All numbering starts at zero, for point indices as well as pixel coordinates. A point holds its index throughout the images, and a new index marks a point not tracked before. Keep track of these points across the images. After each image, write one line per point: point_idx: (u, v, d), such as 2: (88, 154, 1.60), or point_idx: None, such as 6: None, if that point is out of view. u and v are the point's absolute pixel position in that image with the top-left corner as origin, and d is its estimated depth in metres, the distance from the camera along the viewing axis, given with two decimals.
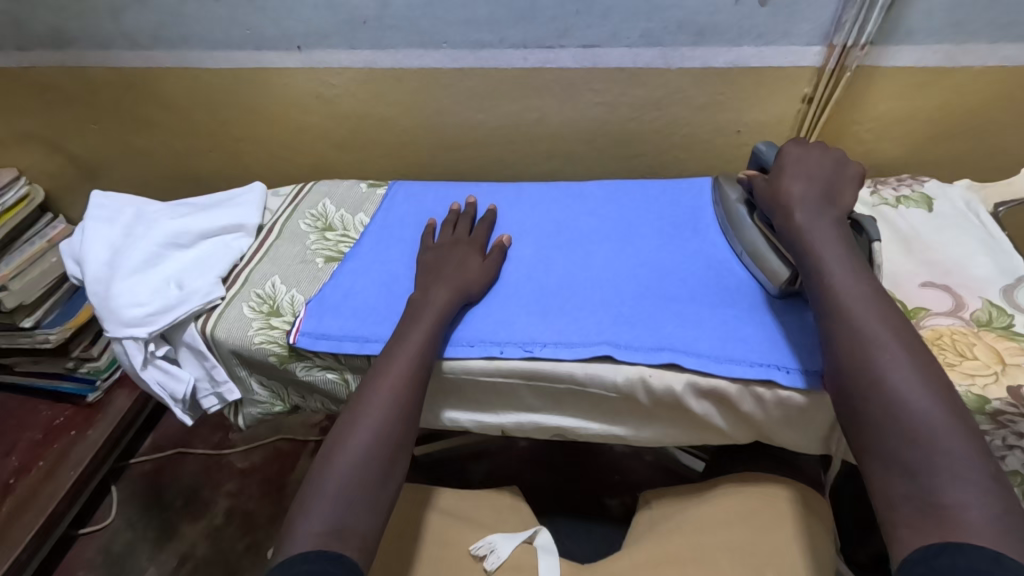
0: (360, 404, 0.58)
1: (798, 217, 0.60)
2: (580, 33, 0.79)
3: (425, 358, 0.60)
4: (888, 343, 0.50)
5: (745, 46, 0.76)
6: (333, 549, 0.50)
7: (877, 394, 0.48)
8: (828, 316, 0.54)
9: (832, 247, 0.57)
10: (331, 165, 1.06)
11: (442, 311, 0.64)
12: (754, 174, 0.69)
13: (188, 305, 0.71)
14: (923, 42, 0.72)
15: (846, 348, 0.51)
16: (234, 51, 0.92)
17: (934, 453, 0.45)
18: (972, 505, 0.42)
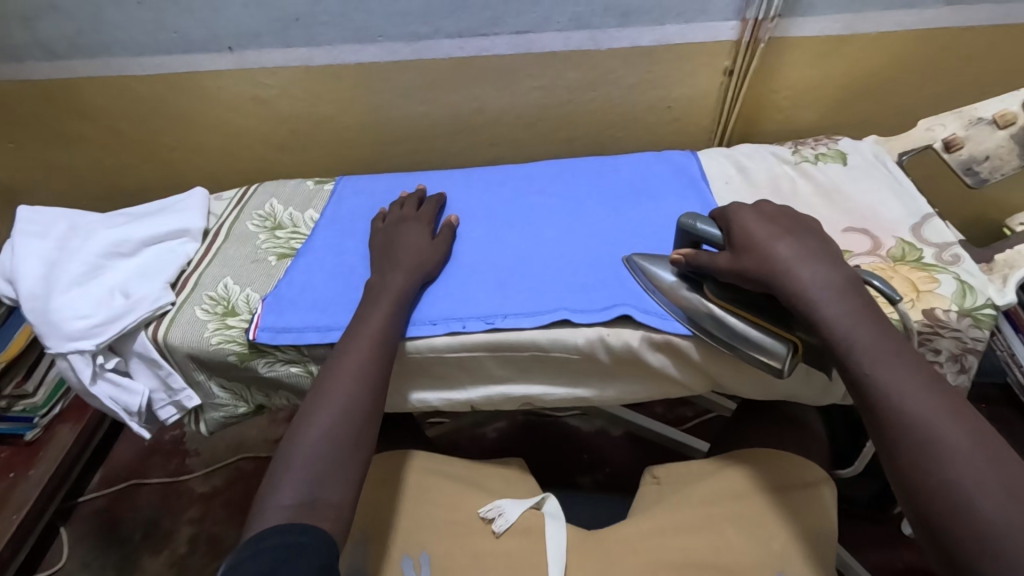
0: (324, 387, 0.59)
1: (803, 286, 0.54)
2: (512, 20, 0.81)
3: (388, 337, 0.62)
4: (953, 441, 0.45)
5: (668, 24, 0.80)
6: (307, 521, 0.52)
7: (953, 505, 0.44)
8: (873, 407, 0.49)
9: (851, 321, 0.52)
10: (272, 168, 1.04)
11: (400, 293, 0.65)
12: (697, 255, 0.61)
13: (136, 313, 0.69)
14: (824, 13, 0.79)
15: (902, 449, 0.47)
16: (160, 57, 0.89)
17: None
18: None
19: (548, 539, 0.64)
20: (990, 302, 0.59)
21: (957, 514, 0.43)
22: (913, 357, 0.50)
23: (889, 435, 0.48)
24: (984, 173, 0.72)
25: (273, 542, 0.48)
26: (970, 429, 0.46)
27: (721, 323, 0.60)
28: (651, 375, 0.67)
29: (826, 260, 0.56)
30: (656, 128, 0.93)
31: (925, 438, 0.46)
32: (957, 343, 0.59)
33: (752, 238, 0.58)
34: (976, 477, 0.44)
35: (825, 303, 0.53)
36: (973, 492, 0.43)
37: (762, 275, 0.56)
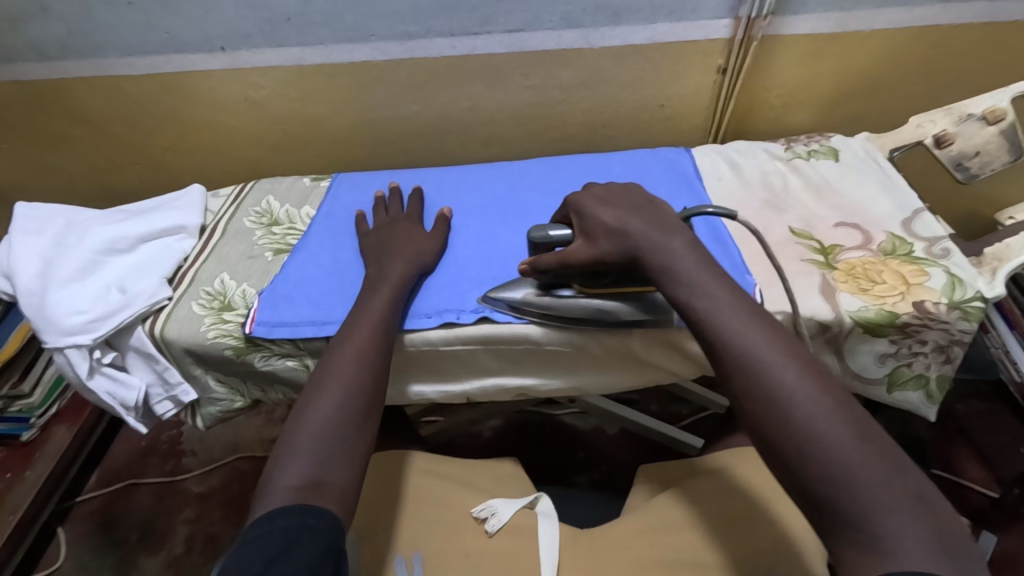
0: (326, 369, 0.59)
1: (650, 251, 0.56)
2: (504, 19, 0.82)
3: (388, 323, 0.63)
4: (783, 368, 0.47)
5: (660, 23, 0.81)
6: (313, 502, 0.50)
7: (789, 426, 0.45)
8: (718, 351, 0.50)
9: (693, 273, 0.53)
10: (266, 168, 1.05)
11: (400, 280, 0.66)
12: (551, 261, 0.62)
13: (133, 308, 0.69)
14: (816, 11, 0.79)
15: (745, 385, 0.48)
16: (153, 57, 0.89)
17: (862, 488, 0.41)
18: (906, 534, 0.40)
19: (541, 535, 0.64)
20: (979, 295, 0.60)
21: (796, 435, 0.44)
22: (747, 299, 0.52)
23: (732, 373, 0.49)
24: (974, 168, 0.74)
25: (279, 524, 0.47)
26: (797, 355, 0.48)
27: (602, 312, 0.62)
28: (644, 368, 0.67)
29: (666, 222, 0.58)
30: (648, 126, 0.94)
31: (761, 371, 0.47)
32: (946, 335, 0.60)
33: (602, 220, 0.60)
34: (807, 396, 0.45)
35: (673, 262, 0.55)
36: (805, 411, 0.45)
37: (617, 251, 0.58)
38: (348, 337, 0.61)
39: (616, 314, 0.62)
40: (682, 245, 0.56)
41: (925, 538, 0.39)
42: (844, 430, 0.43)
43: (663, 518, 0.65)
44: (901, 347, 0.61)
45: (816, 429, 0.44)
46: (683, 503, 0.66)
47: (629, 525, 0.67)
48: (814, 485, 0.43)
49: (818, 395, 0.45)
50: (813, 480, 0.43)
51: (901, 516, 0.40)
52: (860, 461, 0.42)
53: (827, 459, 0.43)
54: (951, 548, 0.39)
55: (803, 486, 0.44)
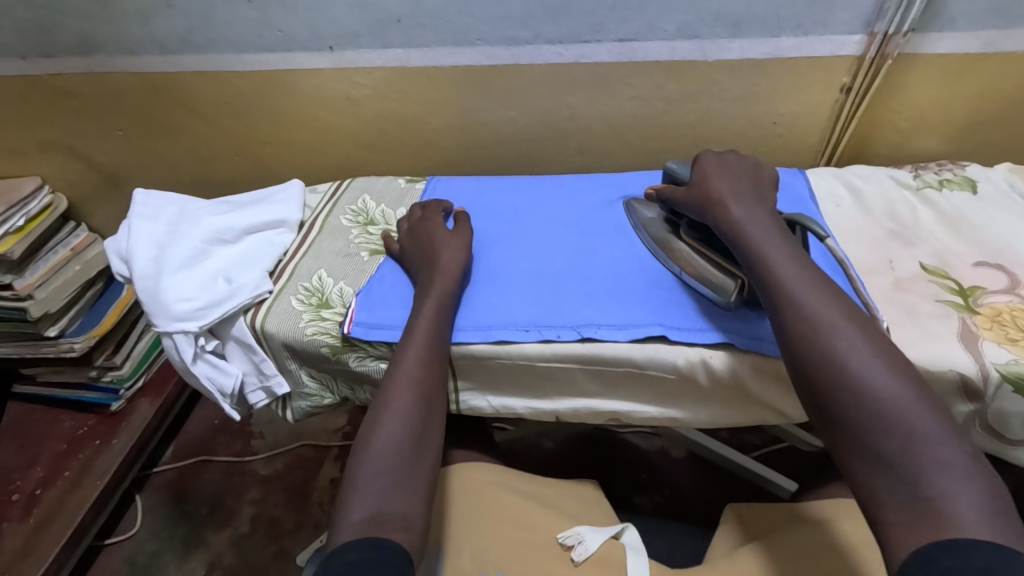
0: (389, 387, 0.60)
1: (732, 216, 0.61)
2: (615, 28, 0.79)
3: (436, 340, 0.62)
4: (842, 332, 0.51)
5: (783, 37, 0.76)
6: (377, 535, 0.50)
7: (843, 381, 0.48)
8: (784, 316, 0.54)
9: (772, 249, 0.57)
10: (358, 166, 1.06)
11: (444, 295, 0.65)
12: (663, 189, 0.69)
13: (239, 298, 0.71)
14: (962, 29, 0.73)
15: (808, 347, 0.51)
16: (265, 54, 0.92)
17: (917, 450, 0.44)
18: (958, 493, 0.42)
19: (631, 570, 0.62)
20: None
21: (854, 397, 0.48)
22: (819, 278, 0.55)
23: (801, 341, 0.52)
24: None
25: (338, 560, 0.48)
26: (861, 325, 0.52)
27: (683, 257, 0.67)
28: (751, 402, 0.63)
29: (756, 201, 0.63)
30: (755, 144, 0.89)
31: (827, 336, 0.51)
32: None
33: (704, 180, 0.66)
34: (876, 366, 0.48)
35: (750, 230, 0.59)
36: (865, 376, 0.48)
37: (700, 207, 0.64)
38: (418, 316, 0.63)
39: (683, 262, 0.67)
40: (766, 223, 0.60)
41: (978, 498, 0.42)
42: (902, 395, 0.47)
43: (761, 565, 0.61)
44: None
45: (893, 410, 0.46)
46: (781, 552, 0.61)
47: (723, 568, 0.62)
48: (874, 445, 0.46)
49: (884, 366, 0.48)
50: (870, 439, 0.46)
51: (959, 478, 0.43)
52: (915, 420, 0.45)
53: (886, 420, 0.46)
54: (1002, 506, 0.42)
55: (859, 448, 0.47)
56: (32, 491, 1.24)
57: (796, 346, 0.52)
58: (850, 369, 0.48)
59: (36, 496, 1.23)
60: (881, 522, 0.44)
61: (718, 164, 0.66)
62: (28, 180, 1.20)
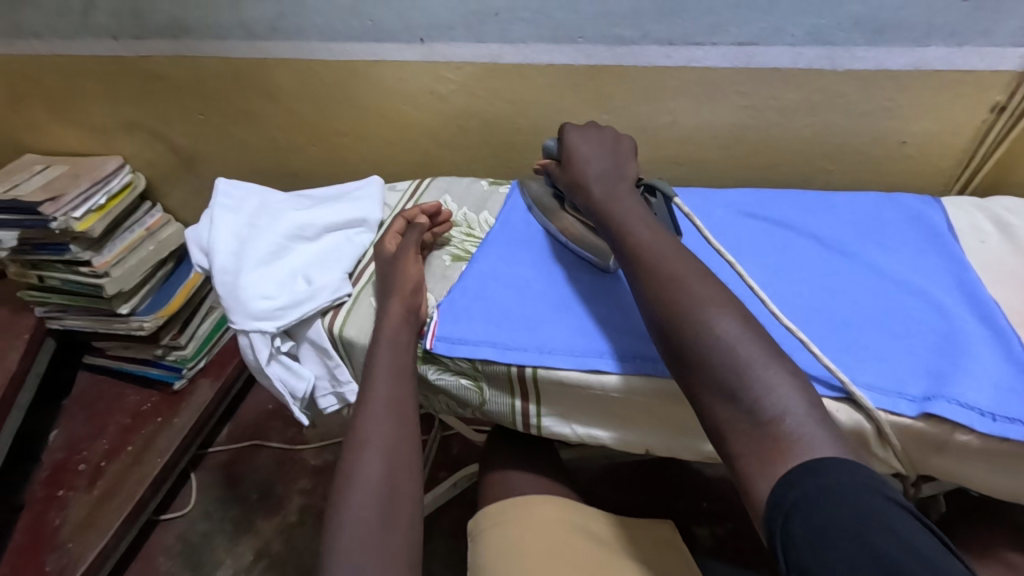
0: (362, 449, 0.56)
1: (597, 192, 0.63)
2: (735, 30, 0.72)
3: (398, 390, 0.60)
4: (690, 285, 0.52)
5: (931, 47, 0.68)
6: None
7: (688, 333, 0.50)
8: (637, 269, 0.56)
9: (629, 215, 0.60)
10: (435, 164, 1.02)
11: (403, 337, 0.62)
12: (546, 165, 0.72)
13: (318, 300, 0.68)
14: None
15: (658, 296, 0.53)
16: (353, 43, 0.89)
17: (756, 378, 0.46)
18: (791, 411, 0.45)
19: None
20: None
21: (699, 339, 0.49)
22: (661, 234, 0.58)
23: (654, 293, 0.53)
24: None
25: None
26: (704, 274, 0.53)
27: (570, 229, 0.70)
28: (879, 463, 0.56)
29: (614, 173, 0.65)
30: (876, 165, 0.80)
31: (675, 285, 0.53)
32: None
33: (575, 159, 0.67)
34: (709, 302, 0.51)
35: (609, 203, 0.62)
36: (711, 318, 0.50)
37: (575, 188, 0.66)
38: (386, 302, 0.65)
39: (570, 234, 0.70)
40: (627, 191, 0.63)
41: (807, 415, 0.45)
42: (747, 334, 0.49)
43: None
44: None
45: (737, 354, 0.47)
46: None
47: None
48: (716, 379, 0.48)
49: (722, 307, 0.50)
50: (715, 373, 0.48)
51: (796, 401, 0.45)
52: (752, 354, 0.47)
53: (725, 354, 0.48)
54: (829, 420, 0.45)
55: (706, 385, 0.48)
56: (97, 463, 1.27)
57: (652, 297, 0.53)
58: (696, 317, 0.50)
59: (101, 468, 1.26)
60: (734, 455, 0.46)
61: (583, 139, 0.69)
62: (111, 159, 1.22)
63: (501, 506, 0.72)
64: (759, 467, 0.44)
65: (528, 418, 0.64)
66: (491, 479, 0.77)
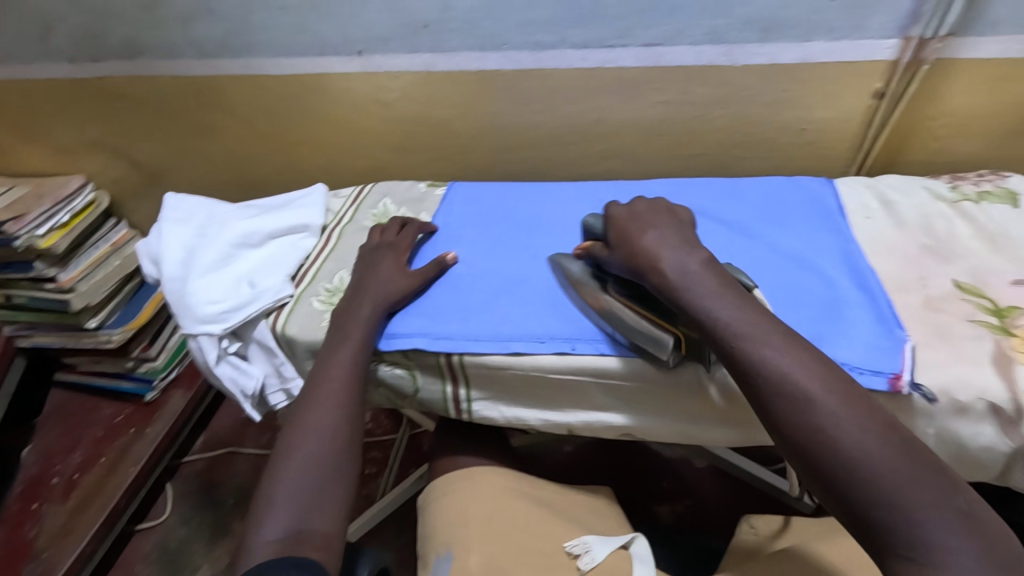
0: (303, 416, 0.62)
1: (667, 265, 0.58)
2: (643, 32, 0.79)
3: (357, 371, 0.65)
4: (807, 385, 0.48)
5: (815, 41, 0.75)
6: (295, 553, 0.53)
7: (820, 445, 0.46)
8: (737, 363, 0.52)
9: (705, 286, 0.55)
10: (384, 168, 1.07)
11: (367, 326, 0.67)
12: (591, 245, 0.66)
13: (260, 302, 0.73)
14: (1006, 33, 0.70)
15: (778, 399, 0.49)
16: (297, 58, 0.94)
17: (893, 496, 0.44)
18: (941, 534, 0.42)
19: None
20: None
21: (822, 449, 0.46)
22: (773, 323, 0.53)
23: (776, 405, 0.49)
24: None
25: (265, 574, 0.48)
26: (814, 365, 0.50)
27: (615, 318, 0.62)
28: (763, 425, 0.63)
29: (685, 243, 0.60)
30: (787, 151, 0.87)
31: (787, 382, 0.49)
32: None
33: (625, 235, 0.62)
34: (835, 408, 0.47)
35: (688, 279, 0.56)
36: (832, 425, 0.47)
37: (637, 261, 0.59)
38: (357, 303, 0.69)
39: (618, 322, 0.62)
40: (677, 246, 0.60)
41: (962, 542, 0.41)
42: (891, 457, 0.45)
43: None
44: None
45: (874, 466, 0.44)
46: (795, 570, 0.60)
47: None
48: (849, 495, 0.45)
49: (847, 411, 0.47)
50: (847, 488, 0.45)
51: (942, 525, 0.42)
52: (884, 468, 0.44)
53: (855, 467, 0.45)
54: (990, 545, 0.42)
55: (857, 517, 0.45)
56: (70, 476, 1.30)
57: (771, 413, 0.49)
58: (823, 426, 0.47)
59: (74, 481, 1.29)
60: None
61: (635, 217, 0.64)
62: (74, 178, 1.25)
63: (446, 480, 0.76)
64: None
65: (459, 402, 0.69)
66: (440, 461, 0.82)
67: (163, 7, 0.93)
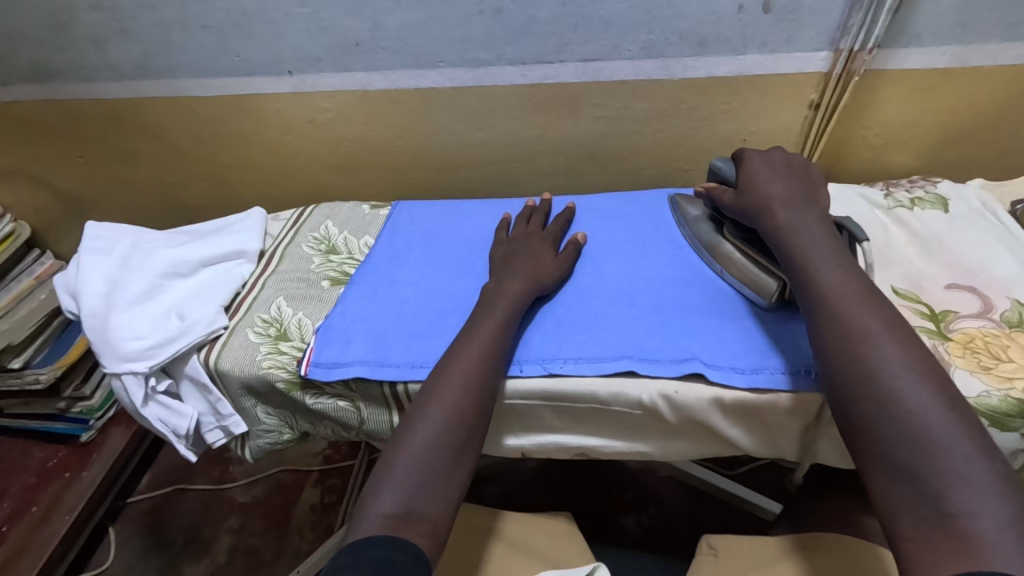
0: (437, 380, 0.57)
1: (781, 216, 0.59)
2: (579, 47, 0.78)
3: (497, 347, 0.59)
4: (879, 338, 0.48)
5: (749, 55, 0.75)
6: (401, 534, 0.48)
7: (874, 386, 0.46)
8: (817, 313, 0.52)
9: (814, 246, 0.55)
10: (326, 190, 1.03)
11: (516, 300, 0.63)
12: (713, 188, 0.68)
13: (190, 337, 0.68)
14: (931, 44, 0.72)
15: (837, 346, 0.49)
16: (225, 78, 0.89)
17: (934, 454, 0.42)
18: (980, 506, 0.40)
19: None
20: None
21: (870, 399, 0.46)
22: (869, 288, 0.52)
23: (836, 348, 0.49)
24: None
25: (369, 553, 0.45)
26: (893, 324, 0.49)
27: (731, 263, 0.66)
28: (717, 439, 0.60)
29: (791, 197, 0.60)
30: None
31: (860, 337, 0.48)
32: None
33: (751, 181, 0.63)
34: (897, 362, 0.46)
35: (796, 231, 0.57)
36: (892, 378, 0.46)
37: (752, 208, 0.61)
38: (506, 280, 0.65)
39: (732, 263, 0.66)
40: (808, 208, 0.59)
41: (1005, 516, 0.39)
42: (938, 417, 0.43)
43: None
44: None
45: (918, 419, 0.44)
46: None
47: None
48: (884, 452, 0.44)
49: (911, 370, 0.46)
50: (886, 445, 0.44)
51: (984, 493, 0.40)
52: (935, 426, 0.43)
53: (900, 421, 0.44)
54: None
55: (884, 466, 0.44)
56: None
57: (830, 355, 0.49)
58: (877, 372, 0.46)
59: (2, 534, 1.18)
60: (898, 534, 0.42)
61: (765, 164, 0.64)
62: None
63: None
64: (929, 555, 0.40)
65: None
66: None
67: (74, 27, 0.87)
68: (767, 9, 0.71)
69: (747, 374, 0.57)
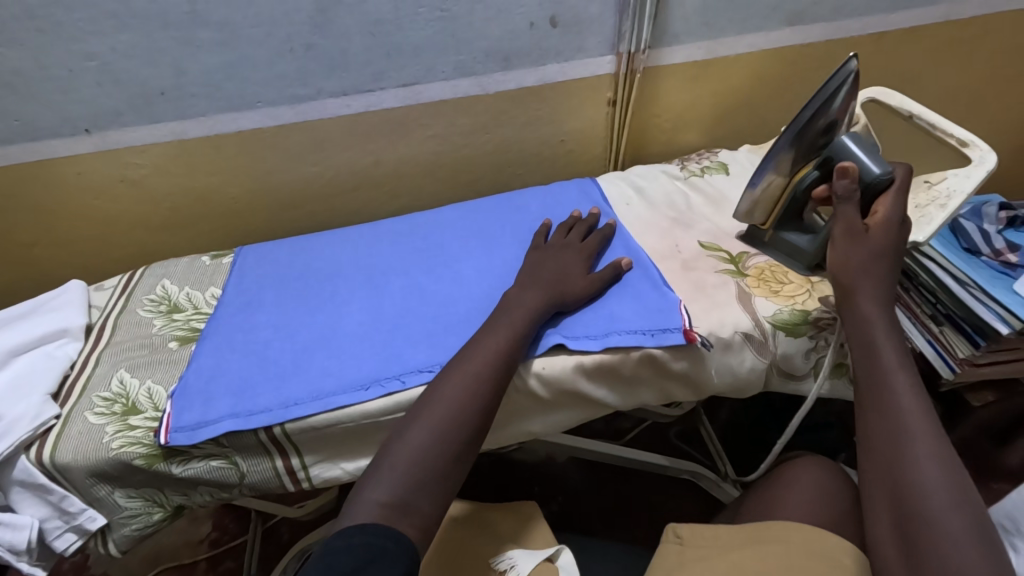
0: (444, 378, 0.58)
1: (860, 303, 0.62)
2: (397, 74, 0.82)
3: (508, 351, 0.59)
4: (916, 439, 0.54)
5: (549, 65, 0.85)
6: (396, 524, 0.49)
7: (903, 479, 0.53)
8: (871, 397, 0.58)
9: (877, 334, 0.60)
10: (153, 252, 0.95)
11: (532, 311, 0.63)
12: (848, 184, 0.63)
13: (13, 436, 0.60)
14: (687, 42, 0.87)
15: (884, 444, 0.56)
16: (6, 146, 0.79)
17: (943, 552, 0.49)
18: None
19: None
20: None
21: (891, 475, 0.54)
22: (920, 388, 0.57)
23: (881, 438, 0.56)
24: None
25: (353, 540, 0.45)
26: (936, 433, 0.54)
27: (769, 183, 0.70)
28: (590, 404, 0.66)
29: (885, 282, 0.62)
30: (556, 161, 0.97)
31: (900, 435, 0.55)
32: None
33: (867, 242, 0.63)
34: (925, 467, 0.53)
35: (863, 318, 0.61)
36: (912, 464, 0.53)
37: (841, 276, 0.63)
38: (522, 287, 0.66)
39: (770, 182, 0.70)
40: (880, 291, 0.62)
41: None
42: (954, 522, 0.50)
43: None
44: (817, 340, 0.67)
45: (936, 518, 0.51)
46: None
47: None
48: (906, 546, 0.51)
49: (936, 461, 0.53)
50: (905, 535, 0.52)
51: None
52: (941, 512, 0.51)
53: (921, 517, 0.51)
54: None
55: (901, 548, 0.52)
56: None
57: (875, 441, 0.56)
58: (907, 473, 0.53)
59: None
60: None
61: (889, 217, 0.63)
62: None
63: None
64: None
65: (294, 473, 0.63)
66: None
67: None
68: (554, 24, 0.81)
69: (596, 339, 0.63)
